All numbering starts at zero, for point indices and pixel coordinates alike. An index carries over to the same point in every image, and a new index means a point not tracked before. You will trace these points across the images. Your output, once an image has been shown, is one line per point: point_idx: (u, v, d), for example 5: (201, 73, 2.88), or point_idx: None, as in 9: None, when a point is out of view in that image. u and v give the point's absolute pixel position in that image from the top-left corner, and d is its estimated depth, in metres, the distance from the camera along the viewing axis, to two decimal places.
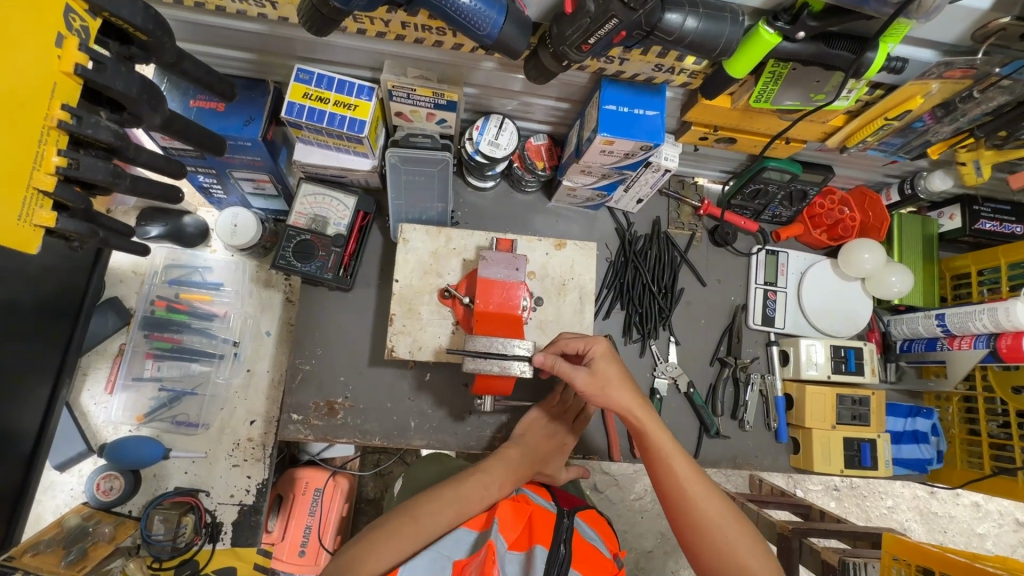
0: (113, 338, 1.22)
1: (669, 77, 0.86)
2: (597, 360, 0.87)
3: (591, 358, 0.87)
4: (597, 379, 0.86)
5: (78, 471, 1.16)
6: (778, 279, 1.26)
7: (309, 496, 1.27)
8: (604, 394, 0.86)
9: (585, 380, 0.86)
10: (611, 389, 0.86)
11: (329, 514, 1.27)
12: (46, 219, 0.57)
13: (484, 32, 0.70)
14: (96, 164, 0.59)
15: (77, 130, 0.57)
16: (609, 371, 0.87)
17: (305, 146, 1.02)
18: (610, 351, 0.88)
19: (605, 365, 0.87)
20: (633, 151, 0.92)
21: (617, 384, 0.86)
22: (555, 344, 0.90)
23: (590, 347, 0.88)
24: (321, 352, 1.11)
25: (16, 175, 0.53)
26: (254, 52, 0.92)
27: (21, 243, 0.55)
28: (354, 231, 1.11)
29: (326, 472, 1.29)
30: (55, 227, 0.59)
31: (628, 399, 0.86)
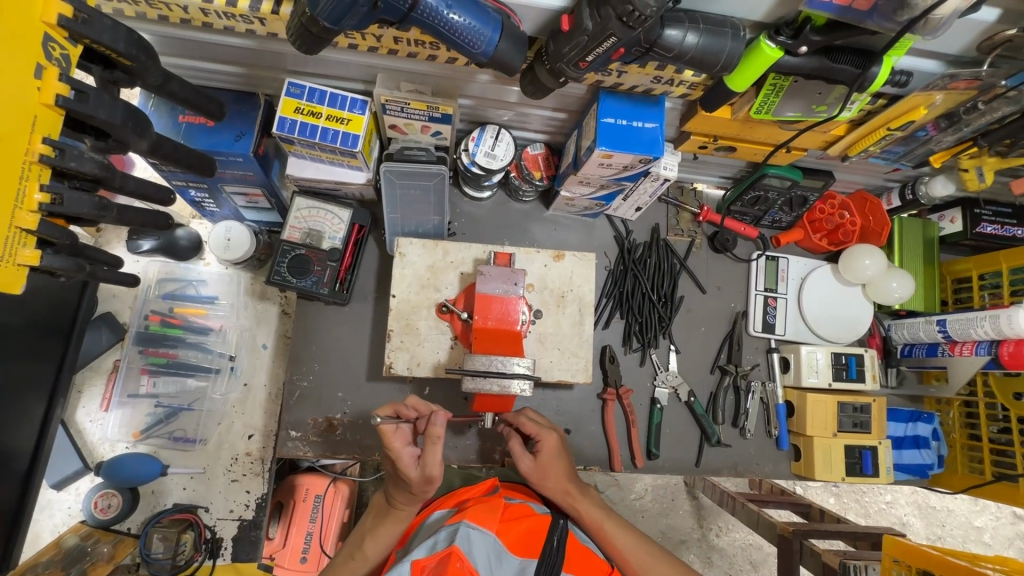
0: (107, 355, 1.20)
1: (668, 89, 0.84)
2: (545, 449, 0.91)
3: (539, 446, 0.92)
4: (540, 468, 0.91)
5: (75, 489, 1.15)
6: (779, 285, 1.25)
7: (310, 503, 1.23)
8: (546, 481, 0.91)
9: (530, 466, 0.91)
10: (553, 478, 0.91)
11: (331, 519, 1.24)
12: (30, 257, 0.55)
13: (479, 50, 0.68)
14: (82, 198, 0.58)
15: (59, 163, 0.55)
16: (554, 462, 0.91)
17: (298, 161, 1.01)
18: (559, 443, 0.93)
19: (551, 453, 0.91)
20: (632, 164, 0.91)
21: (557, 472, 0.91)
22: (516, 421, 0.95)
23: (541, 437, 0.92)
24: (318, 368, 1.09)
25: None
26: (243, 66, 0.90)
27: (5, 284, 0.54)
28: (350, 244, 1.10)
29: (326, 478, 1.27)
30: (40, 265, 0.57)
31: (564, 487, 0.91)
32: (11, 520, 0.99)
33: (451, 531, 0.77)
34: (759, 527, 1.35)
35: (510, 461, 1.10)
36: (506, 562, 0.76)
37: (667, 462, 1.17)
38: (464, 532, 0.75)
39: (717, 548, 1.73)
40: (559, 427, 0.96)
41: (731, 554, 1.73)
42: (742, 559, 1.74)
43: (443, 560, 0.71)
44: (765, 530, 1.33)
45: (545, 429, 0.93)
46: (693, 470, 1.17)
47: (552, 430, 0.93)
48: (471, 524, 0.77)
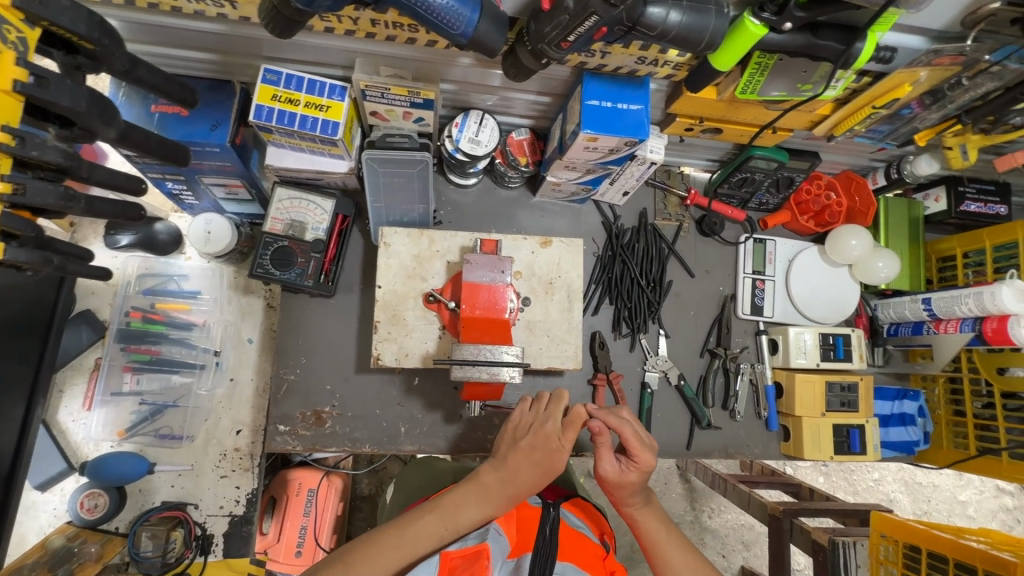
0: (89, 353, 1.18)
1: (653, 70, 0.83)
2: (633, 467, 0.89)
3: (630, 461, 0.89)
4: (621, 478, 0.89)
5: (60, 490, 1.13)
6: (766, 268, 1.26)
7: (303, 497, 1.24)
8: (618, 490, 0.90)
9: (612, 471, 0.89)
10: (622, 490, 0.89)
11: (325, 512, 1.24)
12: None
13: (458, 31, 0.66)
14: (47, 187, 0.56)
15: (20, 152, 0.53)
16: (631, 479, 0.88)
17: (278, 150, 0.99)
18: (649, 466, 0.89)
19: (633, 472, 0.88)
20: (618, 147, 0.89)
21: (633, 489, 0.89)
22: (614, 425, 0.89)
23: (637, 455, 0.88)
24: (305, 361, 1.08)
25: None
26: (216, 53, 0.87)
27: None
28: (334, 235, 1.08)
29: (320, 471, 1.26)
30: (4, 258, 0.55)
31: (635, 501, 0.90)
32: None
33: (479, 532, 0.80)
34: (751, 507, 1.36)
35: None
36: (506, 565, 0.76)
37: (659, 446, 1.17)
38: (492, 533, 0.78)
39: (710, 528, 1.75)
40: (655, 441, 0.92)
41: (724, 535, 1.76)
42: (734, 539, 1.76)
43: (472, 558, 0.73)
44: (756, 510, 1.35)
45: (646, 449, 0.89)
46: (684, 453, 1.17)
47: (651, 452, 0.89)
48: (497, 527, 0.81)
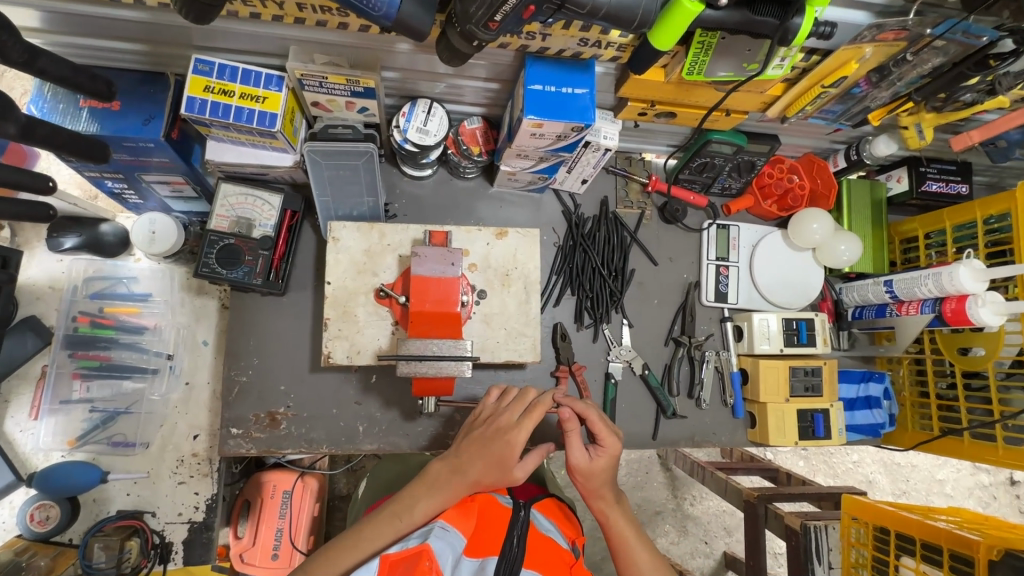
0: (35, 360, 1.14)
1: (596, 51, 0.81)
2: (602, 454, 0.87)
3: (598, 447, 0.87)
4: (590, 467, 0.87)
5: (9, 502, 1.10)
6: (730, 254, 1.24)
7: (277, 499, 1.20)
8: (587, 480, 0.88)
9: (581, 460, 0.87)
10: (591, 480, 0.88)
11: (300, 515, 1.21)
12: None
13: (380, 12, 0.63)
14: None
15: None
16: (600, 466, 0.87)
17: (218, 145, 0.95)
18: (617, 452, 0.88)
19: (602, 460, 0.87)
20: (565, 133, 0.87)
21: (601, 478, 0.88)
22: (582, 412, 0.88)
23: (605, 441, 0.87)
24: (258, 362, 1.05)
25: None
26: (143, 43, 0.83)
27: None
28: (283, 231, 1.05)
29: (294, 473, 1.22)
30: None
31: (602, 492, 0.88)
32: None
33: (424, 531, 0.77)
34: (726, 494, 1.36)
35: None
36: (463, 563, 0.73)
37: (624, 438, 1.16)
38: (437, 531, 0.74)
39: (691, 516, 1.75)
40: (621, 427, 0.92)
41: (704, 523, 1.75)
42: (716, 526, 1.76)
43: (412, 560, 0.70)
44: (732, 497, 1.35)
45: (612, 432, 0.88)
46: (650, 443, 1.16)
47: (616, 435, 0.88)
48: (444, 522, 0.77)
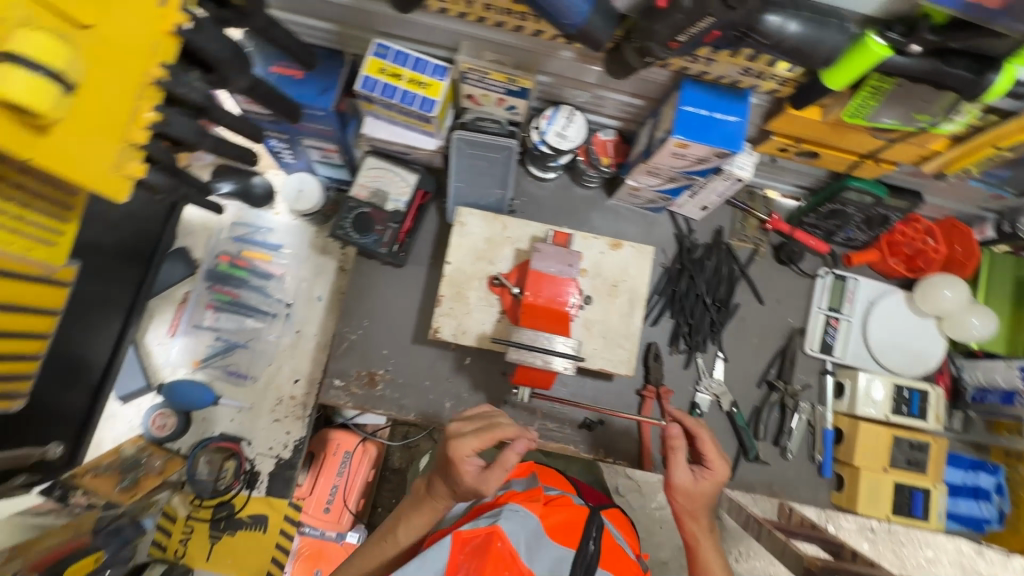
0: (179, 286, 1.27)
1: (756, 82, 0.81)
2: (708, 476, 0.88)
3: (706, 469, 0.88)
4: (693, 486, 0.87)
5: (138, 404, 1.23)
6: (843, 306, 1.18)
7: (339, 457, 1.29)
8: (686, 499, 0.87)
9: (685, 480, 0.87)
10: (691, 501, 0.87)
11: (356, 476, 1.29)
12: (139, 170, 0.56)
13: (569, 21, 0.67)
14: (184, 121, 0.62)
15: (171, 86, 0.58)
16: (703, 489, 0.87)
17: (375, 121, 1.04)
18: (723, 479, 0.88)
19: (706, 483, 0.87)
20: (707, 157, 0.88)
21: (702, 502, 0.87)
22: (694, 430, 0.90)
23: (713, 463, 0.88)
24: (368, 324, 1.13)
25: (112, 126, 0.53)
26: (336, 24, 0.93)
27: (113, 193, 0.54)
28: (413, 209, 1.12)
29: (357, 436, 1.30)
30: (143, 179, 0.57)
31: (699, 516, 0.88)
32: (81, 422, 1.07)
33: (494, 512, 0.80)
34: None
35: (540, 443, 1.11)
36: (538, 548, 0.77)
37: None
38: (506, 513, 0.78)
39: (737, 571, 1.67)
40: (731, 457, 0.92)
41: None
42: None
43: (484, 539, 0.74)
44: None
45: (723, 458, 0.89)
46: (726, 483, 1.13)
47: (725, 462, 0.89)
48: (517, 506, 0.81)
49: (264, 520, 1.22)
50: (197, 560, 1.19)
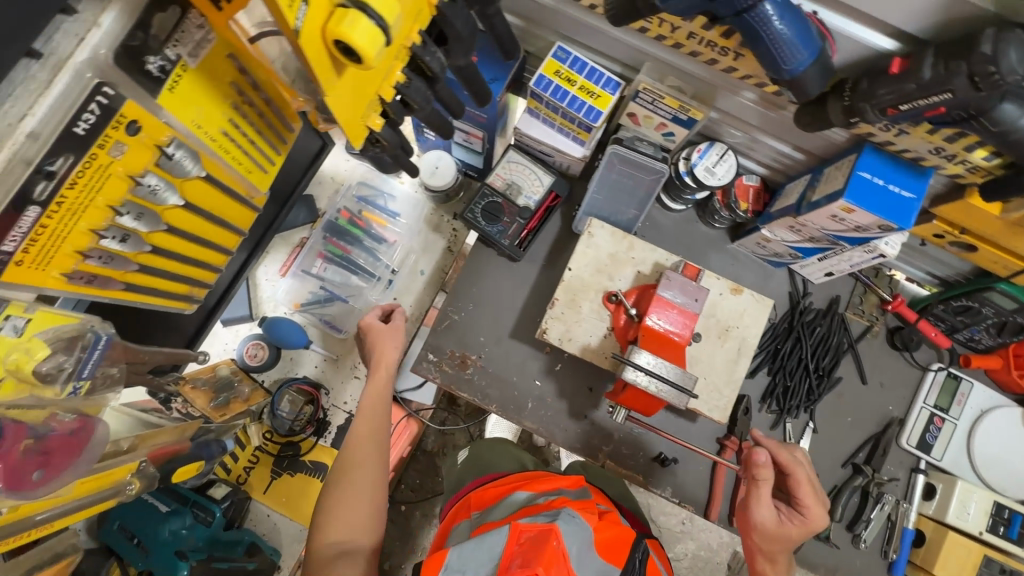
0: (298, 230, 1.32)
1: (941, 163, 0.79)
2: (801, 520, 0.90)
3: (800, 512, 0.91)
4: (782, 529, 0.90)
5: (236, 330, 1.28)
6: (951, 407, 1.14)
7: None
8: (770, 538, 0.90)
9: (773, 521, 0.89)
10: (774, 540, 0.90)
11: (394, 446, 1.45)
12: (377, 125, 0.59)
13: (788, 68, 0.68)
14: (422, 86, 0.62)
15: (419, 52, 0.60)
16: (791, 532, 0.90)
17: (530, 118, 1.07)
18: (817, 527, 0.91)
19: (797, 526, 0.90)
20: (868, 227, 0.86)
21: (786, 542, 0.91)
22: (789, 467, 0.91)
23: (810, 509, 0.90)
24: (471, 308, 1.15)
25: (371, 86, 0.53)
26: (526, 20, 0.97)
27: (354, 141, 0.57)
28: (541, 209, 1.14)
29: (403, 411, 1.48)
30: (377, 132, 0.60)
31: (777, 554, 0.92)
32: (191, 336, 1.12)
33: (553, 512, 0.83)
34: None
35: (610, 465, 1.11)
36: (589, 556, 0.78)
37: None
38: (564, 516, 0.80)
39: None
40: (827, 503, 0.94)
41: None
42: None
43: (542, 534, 0.76)
44: None
45: (817, 502, 0.91)
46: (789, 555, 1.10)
47: (821, 509, 0.91)
48: (573, 512, 0.83)
49: (324, 468, 1.26)
50: (256, 491, 1.24)
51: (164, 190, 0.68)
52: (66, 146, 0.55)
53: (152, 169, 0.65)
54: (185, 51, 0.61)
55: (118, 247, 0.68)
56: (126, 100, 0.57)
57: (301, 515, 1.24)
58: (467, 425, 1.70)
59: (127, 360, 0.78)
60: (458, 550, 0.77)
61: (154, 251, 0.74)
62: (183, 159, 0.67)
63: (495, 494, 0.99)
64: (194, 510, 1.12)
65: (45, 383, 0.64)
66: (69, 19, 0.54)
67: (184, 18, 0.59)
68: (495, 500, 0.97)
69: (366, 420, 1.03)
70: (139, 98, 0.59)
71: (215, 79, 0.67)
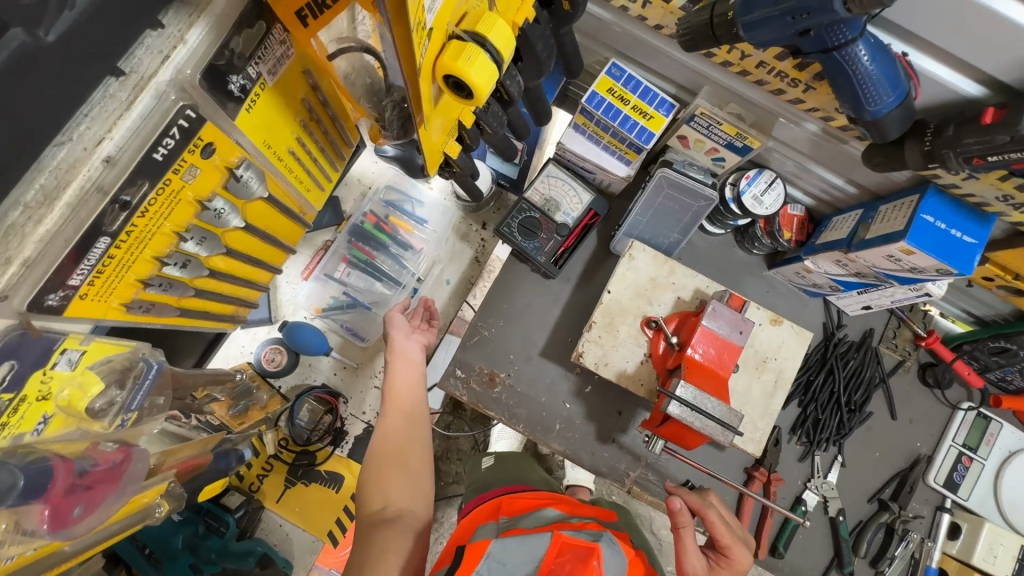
0: (321, 232, 1.28)
1: (1007, 210, 0.77)
2: (729, 564, 0.84)
3: (726, 556, 0.84)
4: None
5: (252, 333, 1.23)
6: (980, 447, 1.13)
7: None
8: None
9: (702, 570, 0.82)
10: None
11: None
12: (453, 149, 0.58)
13: (871, 109, 0.65)
14: (498, 112, 0.60)
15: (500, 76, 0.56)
16: None
17: (574, 134, 1.03)
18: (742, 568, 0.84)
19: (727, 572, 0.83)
20: (924, 270, 0.84)
21: None
22: (699, 509, 0.87)
23: (733, 547, 0.84)
24: (501, 324, 1.12)
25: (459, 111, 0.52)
26: (581, 33, 0.94)
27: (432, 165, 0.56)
28: (579, 226, 1.12)
29: None
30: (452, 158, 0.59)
31: None
32: None
33: (594, 533, 0.79)
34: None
35: (636, 491, 1.09)
36: None
37: (787, 568, 1.09)
38: (608, 539, 0.76)
39: None
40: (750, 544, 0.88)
41: None
42: None
43: (583, 552, 0.72)
44: None
45: (738, 542, 0.85)
46: None
47: (744, 550, 0.85)
48: (613, 538, 0.78)
49: (339, 480, 1.23)
50: (269, 500, 1.20)
51: (228, 213, 0.66)
52: (143, 172, 0.52)
53: (220, 192, 0.63)
54: (265, 69, 0.60)
55: (178, 273, 0.65)
56: (207, 122, 0.55)
57: (316, 527, 1.21)
58: (473, 431, 1.57)
59: (174, 386, 0.82)
60: (501, 542, 0.75)
61: (210, 274, 0.72)
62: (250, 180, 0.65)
63: (524, 505, 0.94)
64: (206, 520, 1.13)
65: (94, 417, 0.61)
66: (155, 34, 0.50)
67: (268, 35, 0.58)
68: (524, 509, 0.93)
69: (404, 396, 1.00)
70: (217, 118, 0.57)
71: (289, 97, 0.66)
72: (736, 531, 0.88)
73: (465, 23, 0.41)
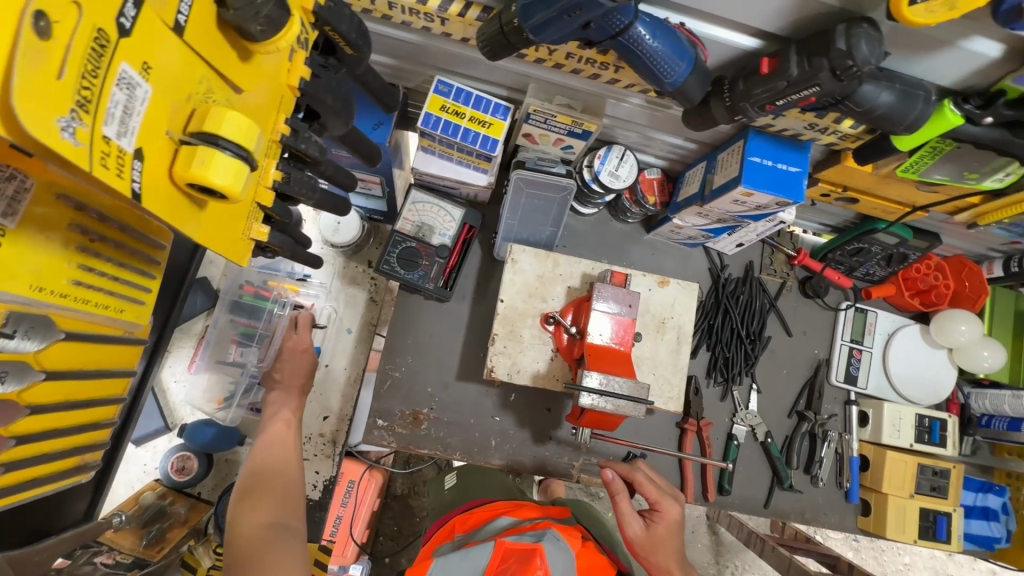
0: (197, 318, 1.20)
1: (818, 136, 0.84)
2: (660, 518, 0.89)
3: (657, 513, 0.90)
4: (649, 535, 0.87)
5: (152, 447, 1.15)
6: (865, 338, 1.26)
7: (343, 487, 1.23)
8: (647, 551, 0.87)
9: (640, 530, 0.88)
10: (660, 548, 0.88)
11: (360, 507, 1.24)
12: (260, 233, 0.56)
13: (669, 80, 0.69)
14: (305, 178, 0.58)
15: (292, 143, 0.55)
16: (661, 530, 0.88)
17: (426, 156, 1.02)
18: (676, 518, 0.90)
19: (664, 526, 0.89)
20: (767, 205, 0.91)
21: (664, 548, 0.88)
22: (629, 474, 0.92)
23: (660, 503, 0.90)
24: (411, 361, 1.10)
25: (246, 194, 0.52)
26: (399, 57, 0.92)
27: (237, 257, 0.54)
28: (458, 243, 1.11)
29: (362, 465, 1.25)
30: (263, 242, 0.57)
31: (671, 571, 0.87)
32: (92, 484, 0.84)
33: (538, 533, 0.76)
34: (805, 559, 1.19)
35: (585, 479, 1.11)
36: None
37: (737, 500, 1.17)
38: (550, 538, 0.73)
39: None
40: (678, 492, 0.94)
41: None
42: None
43: (525, 554, 0.69)
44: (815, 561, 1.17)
45: (666, 495, 0.91)
46: (760, 511, 1.17)
47: (674, 501, 0.91)
48: (557, 532, 0.76)
49: None
50: None
51: (9, 374, 0.55)
52: None
53: None
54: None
55: None
56: None
57: None
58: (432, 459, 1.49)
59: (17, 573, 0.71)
60: (444, 559, 0.73)
61: (21, 443, 0.60)
62: (18, 340, 0.54)
63: (479, 516, 0.89)
64: None
65: None
66: None
67: None
68: (478, 522, 0.87)
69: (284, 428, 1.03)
70: None
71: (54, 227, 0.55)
72: (662, 486, 0.93)
73: (192, 122, 0.44)
